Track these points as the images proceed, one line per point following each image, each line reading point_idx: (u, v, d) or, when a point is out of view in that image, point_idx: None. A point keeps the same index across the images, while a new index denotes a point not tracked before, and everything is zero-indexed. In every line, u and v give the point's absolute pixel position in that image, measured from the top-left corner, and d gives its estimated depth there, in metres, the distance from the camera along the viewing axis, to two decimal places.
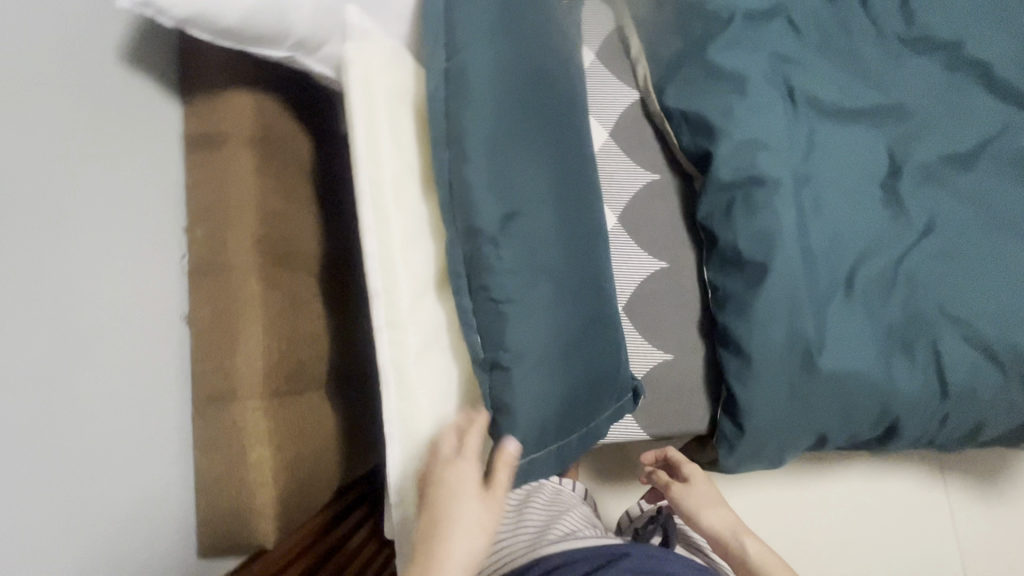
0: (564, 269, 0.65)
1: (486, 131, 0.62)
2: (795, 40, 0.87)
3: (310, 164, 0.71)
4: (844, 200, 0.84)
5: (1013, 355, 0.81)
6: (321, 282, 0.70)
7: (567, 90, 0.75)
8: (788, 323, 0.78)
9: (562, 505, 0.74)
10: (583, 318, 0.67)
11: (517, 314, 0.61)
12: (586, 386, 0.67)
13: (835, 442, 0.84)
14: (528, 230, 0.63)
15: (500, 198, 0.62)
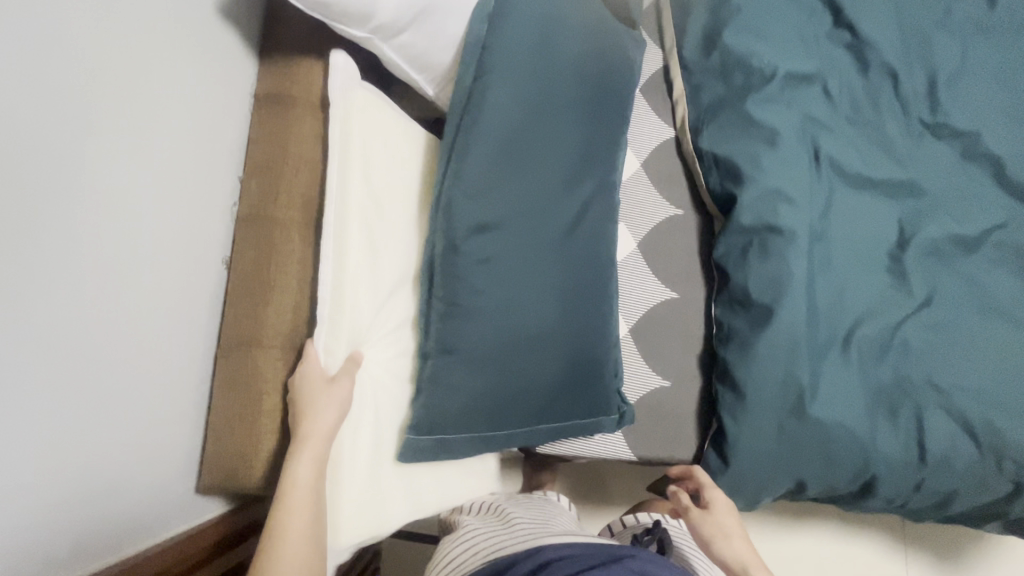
0: (559, 273, 0.71)
1: (495, 136, 0.68)
2: (827, 107, 0.92)
3: None
4: (852, 261, 0.88)
5: (990, 434, 0.84)
6: None
7: (613, 115, 0.79)
8: (785, 368, 0.81)
9: (552, 509, 0.79)
10: (573, 323, 0.72)
11: (474, 311, 0.66)
12: (558, 380, 0.72)
13: (812, 491, 0.86)
14: (521, 230, 0.69)
15: (496, 197, 0.68)
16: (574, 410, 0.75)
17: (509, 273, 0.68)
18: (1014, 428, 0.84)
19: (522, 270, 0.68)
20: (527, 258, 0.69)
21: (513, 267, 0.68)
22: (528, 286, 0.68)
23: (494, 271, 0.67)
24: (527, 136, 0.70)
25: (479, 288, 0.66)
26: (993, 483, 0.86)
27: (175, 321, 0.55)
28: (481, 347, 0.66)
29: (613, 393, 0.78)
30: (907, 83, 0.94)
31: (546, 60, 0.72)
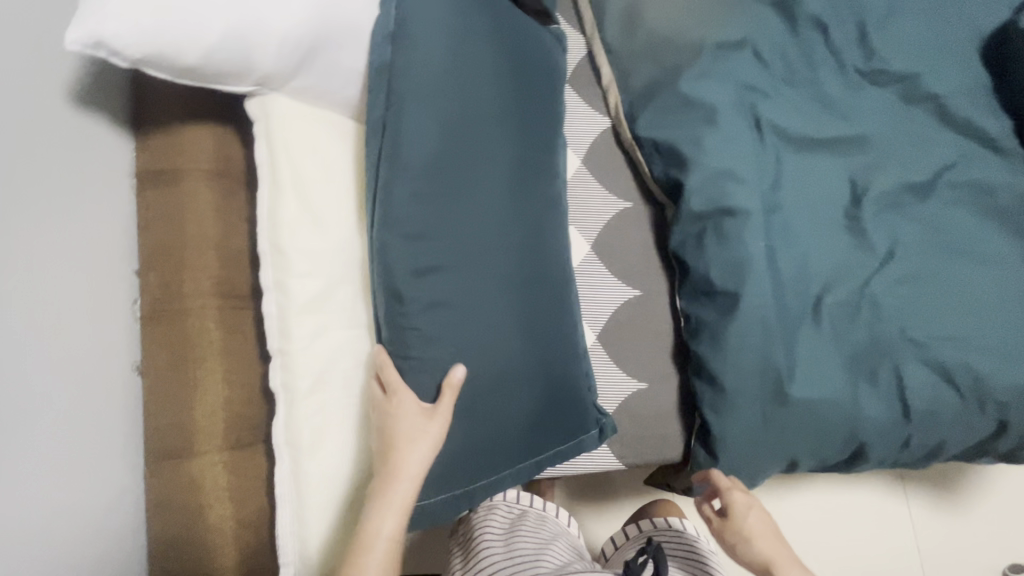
0: (518, 303, 0.65)
1: (421, 163, 0.62)
2: (762, 72, 0.88)
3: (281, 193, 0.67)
4: (810, 228, 0.86)
5: (970, 379, 0.83)
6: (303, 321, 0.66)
7: (541, 117, 0.74)
8: (760, 352, 0.79)
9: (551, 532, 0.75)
10: (543, 350, 0.67)
11: (434, 362, 0.60)
12: (537, 414, 0.67)
13: (805, 466, 0.85)
14: (461, 262, 0.63)
15: (435, 231, 0.62)
16: (555, 439, 0.70)
17: (457, 311, 0.62)
18: (993, 368, 0.83)
19: (468, 308, 0.62)
20: (479, 295, 0.63)
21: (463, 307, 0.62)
22: (477, 325, 0.62)
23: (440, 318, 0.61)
24: (450, 160, 0.63)
25: (433, 337, 0.60)
26: (979, 425, 0.85)
27: (90, 449, 0.50)
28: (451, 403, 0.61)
29: (590, 408, 0.72)
30: (838, 34, 0.90)
31: (461, 75, 0.65)
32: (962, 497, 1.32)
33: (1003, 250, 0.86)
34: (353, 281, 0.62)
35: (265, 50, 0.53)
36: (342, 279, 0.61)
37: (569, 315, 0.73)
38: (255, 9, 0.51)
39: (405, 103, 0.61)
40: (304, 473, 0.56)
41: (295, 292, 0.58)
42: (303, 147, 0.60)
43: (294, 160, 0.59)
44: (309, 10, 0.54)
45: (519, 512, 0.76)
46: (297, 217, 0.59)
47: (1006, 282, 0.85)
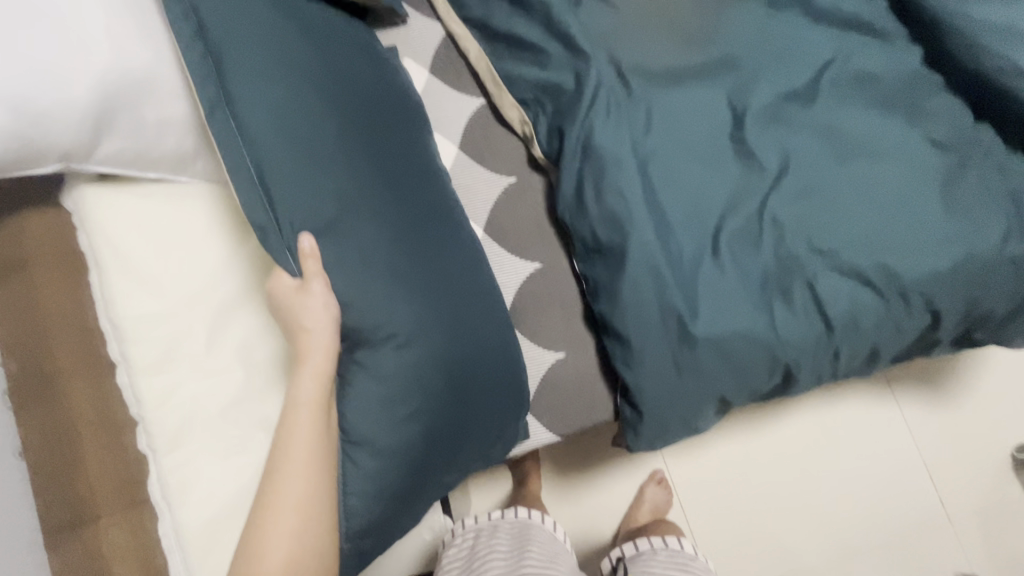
0: (344, 178, 0.66)
1: (259, 94, 0.65)
2: (613, 15, 0.85)
3: (336, 119, 0.68)
4: (694, 159, 0.83)
5: (886, 277, 0.80)
6: (357, 170, 0.68)
7: (282, 56, 0.68)
8: (656, 298, 0.78)
9: (552, 549, 0.88)
10: (393, 220, 0.68)
11: (310, 220, 0.64)
12: (434, 273, 0.69)
13: (739, 401, 0.84)
14: (260, 129, 0.64)
15: (282, 141, 0.65)
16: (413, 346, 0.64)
17: (272, 143, 0.64)
18: (908, 262, 0.80)
19: (279, 119, 0.65)
20: (390, 213, 0.68)
21: (269, 82, 0.66)
22: (243, 148, 0.64)
23: (258, 146, 0.64)
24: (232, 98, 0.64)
25: (303, 203, 0.64)
26: (909, 323, 0.82)
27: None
28: (417, 360, 0.64)
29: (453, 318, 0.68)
30: None
31: (274, 40, 0.68)
32: (943, 387, 1.33)
33: (903, 140, 0.83)
34: (209, 327, 0.64)
35: (55, 126, 0.56)
36: (192, 331, 0.63)
37: (368, 228, 0.66)
38: (30, 97, 0.54)
39: (239, 78, 0.64)
40: (185, 524, 0.58)
41: (137, 354, 0.61)
42: (129, 216, 0.65)
43: (109, 239, 0.63)
44: (94, 80, 0.57)
45: (493, 529, 0.89)
46: (130, 284, 0.63)
47: (911, 171, 0.82)
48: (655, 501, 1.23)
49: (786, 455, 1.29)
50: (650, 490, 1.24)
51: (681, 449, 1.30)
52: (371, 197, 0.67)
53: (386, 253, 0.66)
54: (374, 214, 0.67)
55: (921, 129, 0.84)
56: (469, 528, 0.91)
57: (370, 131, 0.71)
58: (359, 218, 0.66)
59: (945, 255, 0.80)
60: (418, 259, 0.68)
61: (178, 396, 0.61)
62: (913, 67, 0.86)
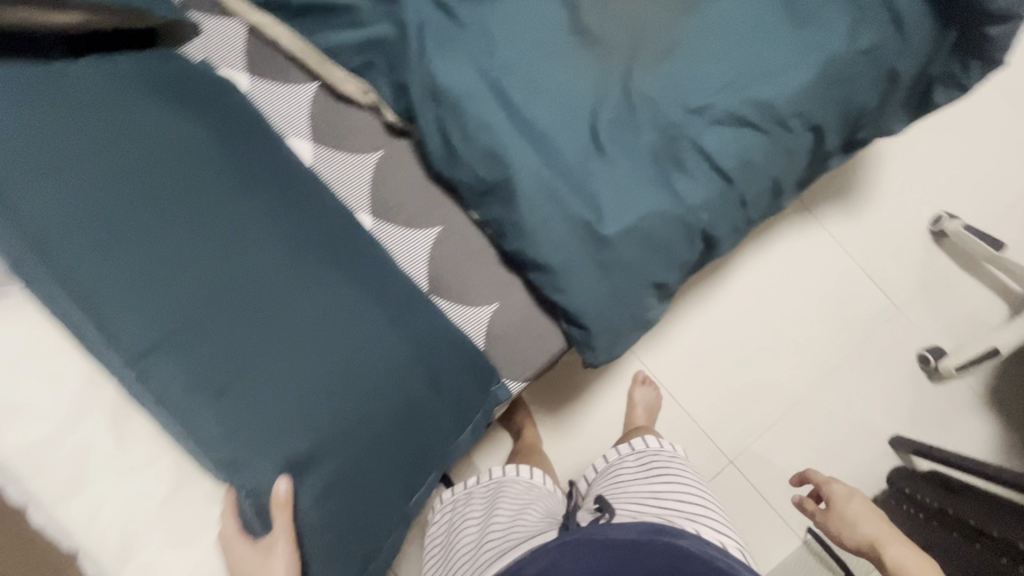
0: (200, 264, 0.63)
1: (67, 205, 0.60)
2: None
3: (170, 206, 0.64)
4: (545, 65, 0.79)
5: (762, 110, 0.80)
6: (212, 253, 0.64)
7: (79, 152, 0.62)
8: (559, 214, 0.76)
9: (527, 498, 0.86)
10: (272, 287, 0.66)
11: (175, 310, 0.60)
12: (332, 327, 0.66)
13: (675, 280, 0.85)
14: (79, 237, 0.59)
15: (105, 229, 0.60)
16: (335, 421, 0.62)
17: (100, 259, 0.59)
18: (778, 88, 0.80)
19: (100, 220, 0.60)
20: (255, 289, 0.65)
21: (69, 192, 0.60)
22: (61, 258, 0.58)
23: (86, 261, 0.59)
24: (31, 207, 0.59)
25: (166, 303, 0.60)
26: (796, 146, 0.84)
27: None
28: (339, 427, 0.63)
29: (367, 378, 0.66)
30: None
31: (62, 143, 0.62)
32: (856, 193, 1.39)
33: None
34: (109, 426, 0.58)
35: None
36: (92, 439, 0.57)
37: (245, 315, 0.63)
38: None
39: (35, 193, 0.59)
40: None
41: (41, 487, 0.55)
42: None
43: None
44: None
45: (468, 492, 0.92)
46: None
47: (751, 0, 0.82)
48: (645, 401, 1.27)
49: (740, 312, 1.35)
50: (638, 393, 1.28)
51: (652, 343, 1.33)
52: (241, 278, 0.64)
53: (276, 325, 0.64)
54: (249, 287, 0.64)
55: None
56: (448, 500, 0.93)
57: (203, 208, 0.66)
58: (235, 299, 0.63)
59: (807, 69, 0.80)
60: (309, 321, 0.65)
61: (107, 510, 0.56)
62: None
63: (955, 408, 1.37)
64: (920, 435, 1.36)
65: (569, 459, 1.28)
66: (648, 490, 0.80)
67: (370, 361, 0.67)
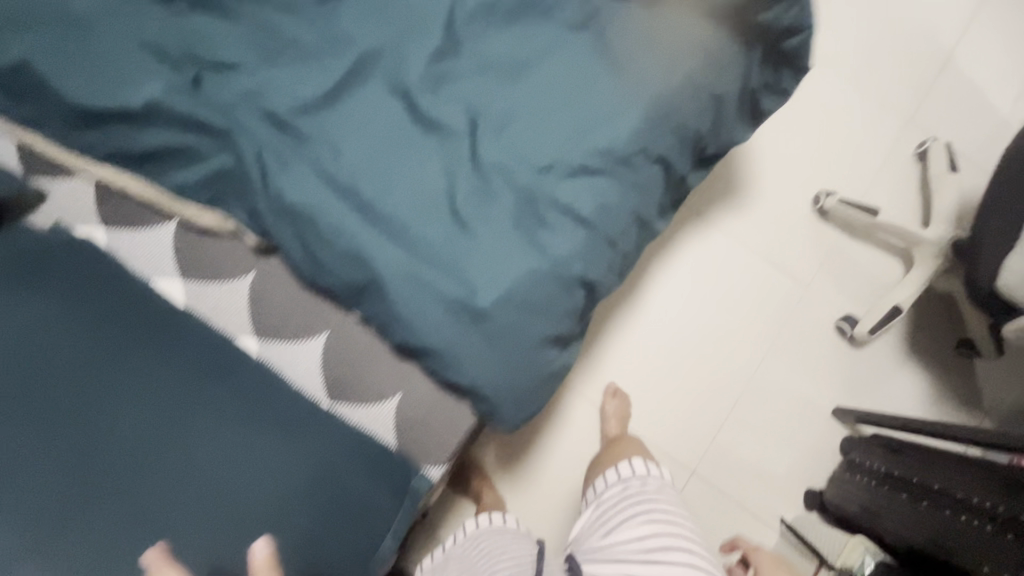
0: (69, 463, 0.66)
1: None
2: (239, 76, 0.82)
3: (31, 412, 0.67)
4: (391, 158, 0.82)
5: (603, 157, 0.85)
6: (84, 448, 0.67)
7: None
8: (433, 299, 0.77)
9: (498, 550, 0.95)
10: (152, 464, 0.69)
11: (44, 525, 0.62)
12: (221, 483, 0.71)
13: (570, 329, 0.86)
14: None
15: None
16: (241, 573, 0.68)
17: None
18: (611, 134, 0.86)
19: None
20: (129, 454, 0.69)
21: None
22: None
23: None
24: None
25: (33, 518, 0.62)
26: (647, 180, 0.89)
27: None
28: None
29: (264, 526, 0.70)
30: None
31: None
32: (741, 190, 1.47)
33: (549, 38, 0.88)
34: None
35: None
36: None
37: (129, 499, 0.66)
38: None
39: None
40: None
41: None
42: None
43: None
44: None
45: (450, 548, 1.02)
46: None
47: (569, 59, 0.87)
48: (618, 410, 1.30)
49: (661, 325, 1.39)
50: (610, 405, 1.31)
51: (587, 376, 1.36)
52: (115, 464, 0.68)
53: (160, 500, 0.68)
54: (126, 470, 0.68)
55: (555, 20, 0.89)
56: (435, 561, 1.04)
57: (69, 396, 0.70)
58: (111, 490, 0.66)
59: (632, 111, 0.86)
60: (195, 487, 0.69)
61: None
62: None
63: (881, 367, 1.44)
64: (859, 402, 1.42)
65: (533, 512, 1.29)
66: (631, 529, 0.92)
67: (264, 508, 0.71)
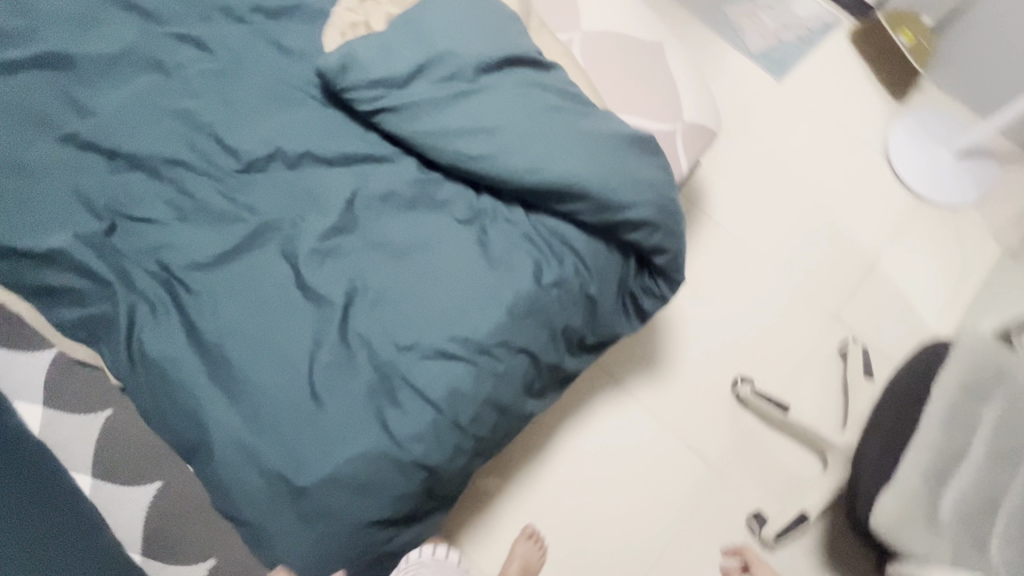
0: None
1: None
2: (148, 229, 0.91)
3: None
4: (262, 319, 0.88)
5: (462, 345, 0.90)
6: None
7: None
8: (257, 471, 0.79)
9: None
10: None
11: None
12: None
13: (404, 511, 0.86)
14: None
15: None
16: None
17: None
18: (474, 327, 0.91)
19: None
20: None
21: None
22: None
23: None
24: None
25: None
26: (508, 370, 0.92)
27: None
28: None
29: None
30: (200, 154, 0.97)
31: None
32: (662, 360, 1.48)
33: (436, 229, 0.96)
34: None
35: None
36: None
37: None
38: None
39: None
40: None
41: None
42: None
43: None
44: None
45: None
46: None
47: (450, 250, 0.95)
48: (527, 556, 1.27)
49: (558, 491, 1.36)
50: (522, 547, 1.27)
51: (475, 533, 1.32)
52: None
53: None
54: None
55: (445, 214, 0.97)
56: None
57: None
58: None
59: (498, 308, 0.92)
60: None
61: None
62: (413, 173, 0.99)
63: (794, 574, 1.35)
64: None
65: None
66: None
67: None
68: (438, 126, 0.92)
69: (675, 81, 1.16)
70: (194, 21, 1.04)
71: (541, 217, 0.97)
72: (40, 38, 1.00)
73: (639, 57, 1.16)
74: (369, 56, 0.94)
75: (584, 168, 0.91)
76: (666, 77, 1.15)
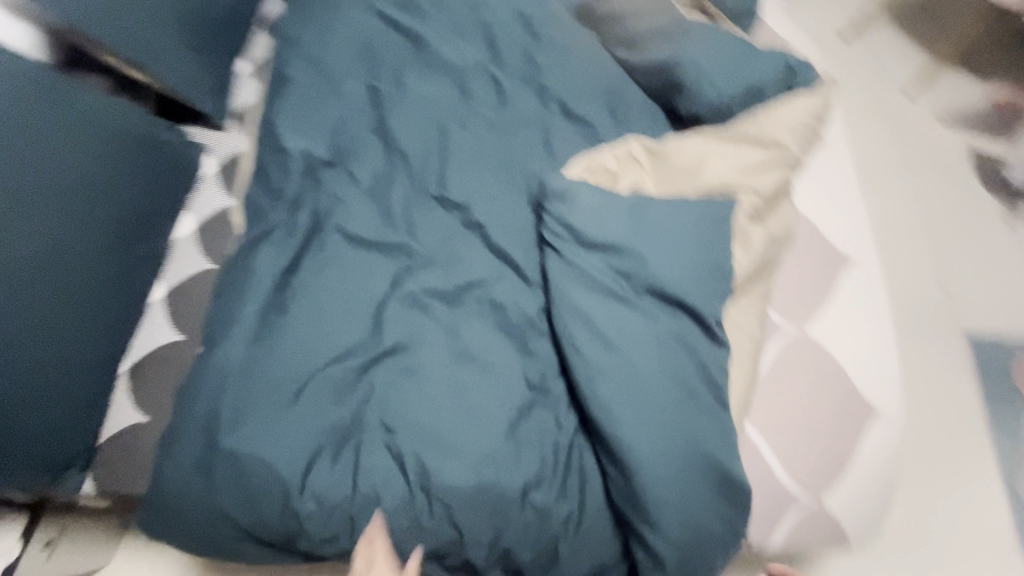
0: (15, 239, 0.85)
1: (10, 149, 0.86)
2: (346, 183, 1.07)
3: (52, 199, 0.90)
4: (334, 305, 0.97)
5: (419, 471, 0.87)
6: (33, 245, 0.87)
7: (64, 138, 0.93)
8: (213, 401, 0.87)
9: None
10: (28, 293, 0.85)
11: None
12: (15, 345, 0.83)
13: (255, 535, 0.86)
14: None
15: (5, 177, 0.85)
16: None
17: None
18: (443, 468, 0.87)
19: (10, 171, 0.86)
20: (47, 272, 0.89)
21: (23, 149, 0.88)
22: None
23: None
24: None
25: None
26: (430, 528, 0.86)
27: None
28: None
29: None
30: (424, 165, 1.10)
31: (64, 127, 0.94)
32: None
33: (501, 366, 0.94)
34: None
35: None
36: None
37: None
38: None
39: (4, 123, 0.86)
40: None
41: None
42: None
43: None
44: None
45: None
46: None
47: (492, 394, 0.92)
48: None
49: None
50: None
51: None
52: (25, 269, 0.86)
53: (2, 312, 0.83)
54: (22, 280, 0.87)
55: (521, 364, 0.95)
56: None
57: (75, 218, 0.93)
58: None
59: (474, 474, 0.86)
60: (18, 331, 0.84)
61: None
62: (531, 310, 0.99)
63: None
64: None
65: None
66: None
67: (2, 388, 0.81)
68: (574, 300, 0.88)
69: (851, 456, 0.94)
70: (516, 78, 1.19)
71: (582, 443, 0.90)
72: (425, 22, 1.25)
73: (834, 404, 0.96)
74: (584, 205, 0.94)
75: (651, 458, 0.79)
76: (844, 444, 0.94)
